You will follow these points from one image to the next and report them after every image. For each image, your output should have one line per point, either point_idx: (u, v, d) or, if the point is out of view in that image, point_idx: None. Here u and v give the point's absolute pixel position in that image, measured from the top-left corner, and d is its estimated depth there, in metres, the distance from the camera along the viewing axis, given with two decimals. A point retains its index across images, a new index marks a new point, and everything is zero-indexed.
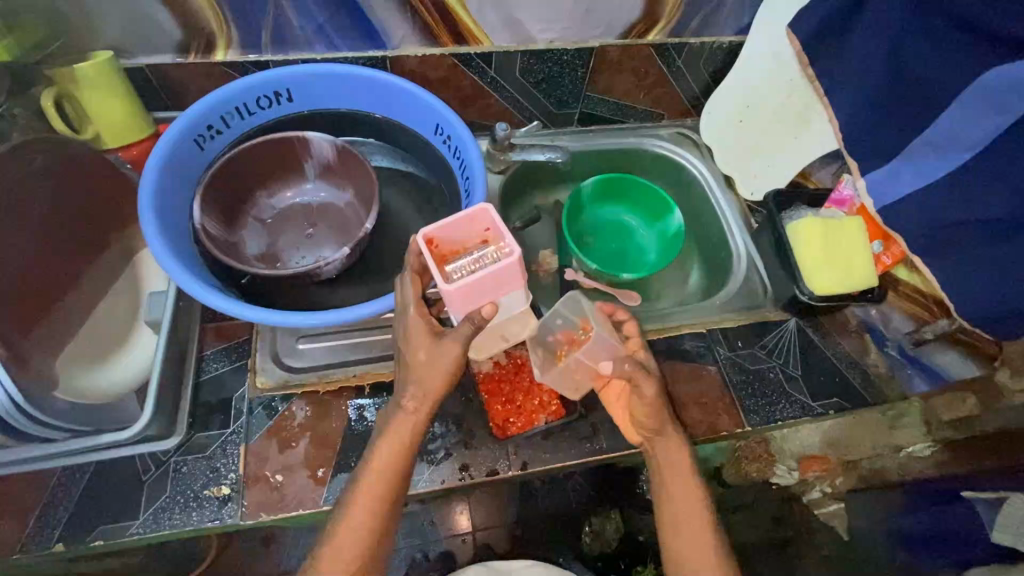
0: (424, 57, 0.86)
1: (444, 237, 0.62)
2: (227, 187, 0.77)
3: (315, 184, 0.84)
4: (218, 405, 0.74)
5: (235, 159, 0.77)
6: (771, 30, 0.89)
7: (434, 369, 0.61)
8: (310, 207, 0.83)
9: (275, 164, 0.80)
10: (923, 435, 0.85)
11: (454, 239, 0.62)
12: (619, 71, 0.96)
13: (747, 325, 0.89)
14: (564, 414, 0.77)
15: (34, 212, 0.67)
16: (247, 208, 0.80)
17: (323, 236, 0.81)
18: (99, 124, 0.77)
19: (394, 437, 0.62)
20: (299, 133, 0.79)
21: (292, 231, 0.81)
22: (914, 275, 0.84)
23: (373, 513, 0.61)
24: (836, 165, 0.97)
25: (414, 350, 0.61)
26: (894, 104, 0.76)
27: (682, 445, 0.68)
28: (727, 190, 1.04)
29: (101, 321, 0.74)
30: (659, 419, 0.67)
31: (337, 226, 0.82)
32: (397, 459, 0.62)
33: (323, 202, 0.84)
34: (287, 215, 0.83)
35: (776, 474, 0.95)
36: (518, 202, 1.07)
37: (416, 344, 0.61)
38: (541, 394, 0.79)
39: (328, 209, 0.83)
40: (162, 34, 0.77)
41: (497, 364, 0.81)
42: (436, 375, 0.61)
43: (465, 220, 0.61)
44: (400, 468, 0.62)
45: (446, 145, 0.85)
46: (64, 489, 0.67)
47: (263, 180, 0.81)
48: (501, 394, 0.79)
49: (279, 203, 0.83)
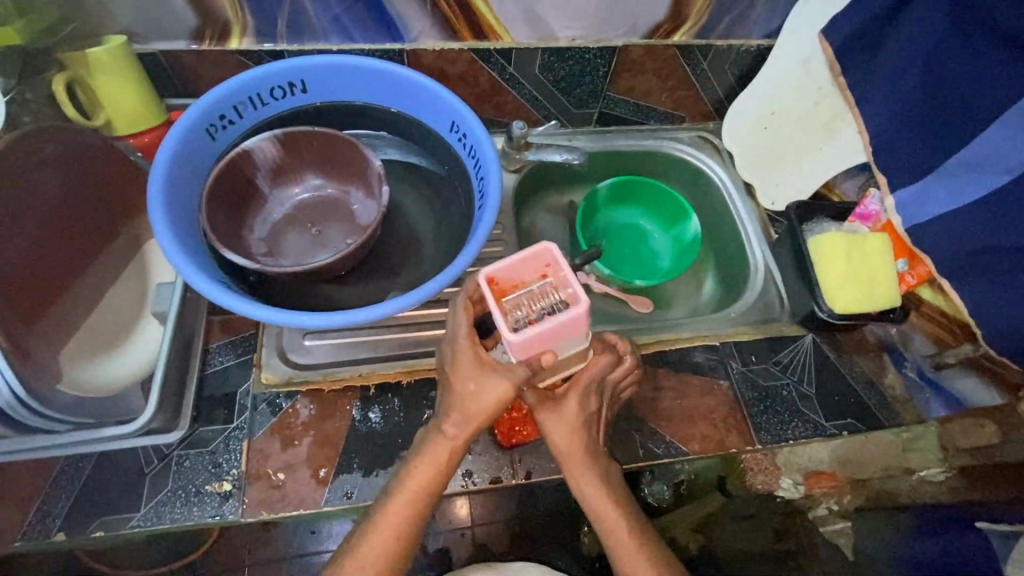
0: (442, 51, 0.84)
1: (505, 275, 0.59)
2: (220, 228, 0.74)
3: (322, 180, 0.82)
4: (222, 399, 0.74)
5: (212, 195, 0.73)
6: (802, 34, 0.87)
7: (481, 401, 0.60)
8: (315, 205, 0.81)
9: (237, 190, 0.77)
10: (939, 460, 0.83)
11: (517, 277, 0.60)
12: (641, 71, 0.93)
13: (762, 341, 0.86)
14: None
15: (40, 199, 0.65)
16: (242, 233, 0.77)
17: (328, 225, 0.80)
18: (110, 111, 0.76)
19: (432, 459, 0.62)
20: (236, 150, 0.75)
21: (298, 229, 0.80)
22: (939, 296, 0.82)
23: (404, 529, 0.61)
24: (862, 178, 0.93)
25: (462, 379, 0.61)
26: (927, 121, 0.73)
27: (596, 478, 0.65)
28: (748, 199, 1.01)
29: (107, 311, 0.73)
30: (573, 447, 0.65)
31: (337, 210, 0.81)
32: (435, 477, 0.62)
33: (329, 200, 0.82)
34: (291, 213, 0.81)
35: (781, 487, 0.93)
36: (532, 202, 1.05)
37: (465, 375, 0.61)
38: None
39: (333, 207, 0.81)
40: (177, 20, 0.75)
41: None
42: (479, 405, 0.60)
43: (528, 257, 0.58)
44: (437, 485, 0.62)
45: (462, 144, 0.82)
46: (67, 478, 0.67)
47: (243, 197, 0.78)
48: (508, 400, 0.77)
49: (283, 199, 0.81)
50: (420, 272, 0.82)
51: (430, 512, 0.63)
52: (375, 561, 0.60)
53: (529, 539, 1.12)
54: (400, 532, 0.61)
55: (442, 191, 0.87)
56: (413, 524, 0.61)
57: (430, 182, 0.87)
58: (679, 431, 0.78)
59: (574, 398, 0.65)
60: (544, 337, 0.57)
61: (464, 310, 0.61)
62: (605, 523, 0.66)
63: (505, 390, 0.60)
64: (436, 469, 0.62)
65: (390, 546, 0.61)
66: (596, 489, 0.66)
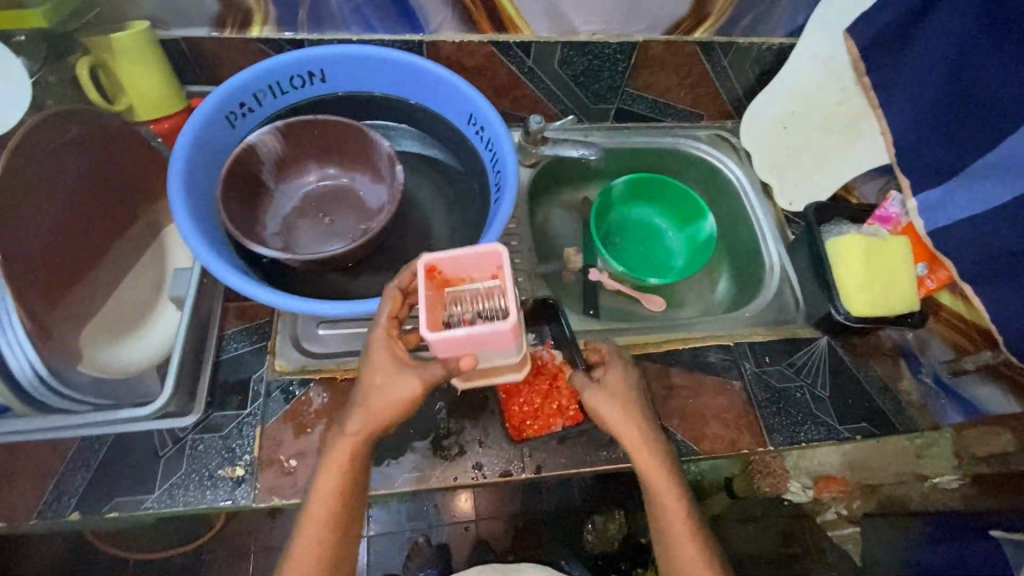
0: (461, 43, 0.84)
1: (450, 266, 0.59)
2: (238, 222, 0.74)
3: (335, 169, 0.82)
4: (236, 385, 0.74)
5: (226, 192, 0.73)
6: (827, 32, 0.86)
7: (386, 398, 0.60)
8: (327, 193, 0.82)
9: (246, 186, 0.76)
10: (952, 467, 0.82)
11: (465, 274, 0.61)
12: (661, 67, 0.92)
13: (777, 342, 0.86)
14: (581, 421, 0.75)
15: (64, 180, 0.66)
16: (258, 228, 0.77)
17: (340, 213, 0.81)
18: (131, 95, 0.76)
19: (336, 461, 0.61)
20: (241, 146, 0.74)
21: (311, 218, 0.80)
22: (958, 300, 0.82)
23: (328, 533, 0.61)
24: (882, 180, 0.93)
25: (373, 371, 0.60)
26: (953, 124, 0.72)
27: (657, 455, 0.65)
28: (765, 199, 0.99)
29: (127, 295, 0.73)
30: (627, 425, 0.65)
31: (348, 199, 0.81)
32: (350, 480, 0.61)
33: (342, 188, 0.82)
34: (304, 202, 0.81)
35: (790, 490, 0.95)
36: (546, 197, 1.05)
37: (378, 367, 0.60)
38: (559, 397, 0.76)
39: (347, 194, 0.82)
40: (200, 7, 0.76)
41: (518, 364, 0.76)
42: (385, 402, 0.60)
43: (478, 255, 0.59)
44: (353, 487, 0.62)
45: (478, 137, 0.82)
46: (81, 458, 0.67)
47: (253, 193, 0.77)
48: (518, 394, 0.76)
49: (296, 187, 0.81)
50: None
51: (358, 502, 0.64)
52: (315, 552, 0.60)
53: (534, 534, 1.12)
54: (329, 523, 0.60)
55: (458, 184, 0.87)
56: (344, 516, 0.61)
57: (445, 174, 0.87)
58: (690, 430, 0.78)
59: (613, 372, 0.68)
60: (466, 342, 0.57)
61: (392, 306, 0.61)
62: (662, 506, 0.65)
63: (414, 390, 0.60)
64: (354, 463, 0.61)
65: (318, 550, 0.60)
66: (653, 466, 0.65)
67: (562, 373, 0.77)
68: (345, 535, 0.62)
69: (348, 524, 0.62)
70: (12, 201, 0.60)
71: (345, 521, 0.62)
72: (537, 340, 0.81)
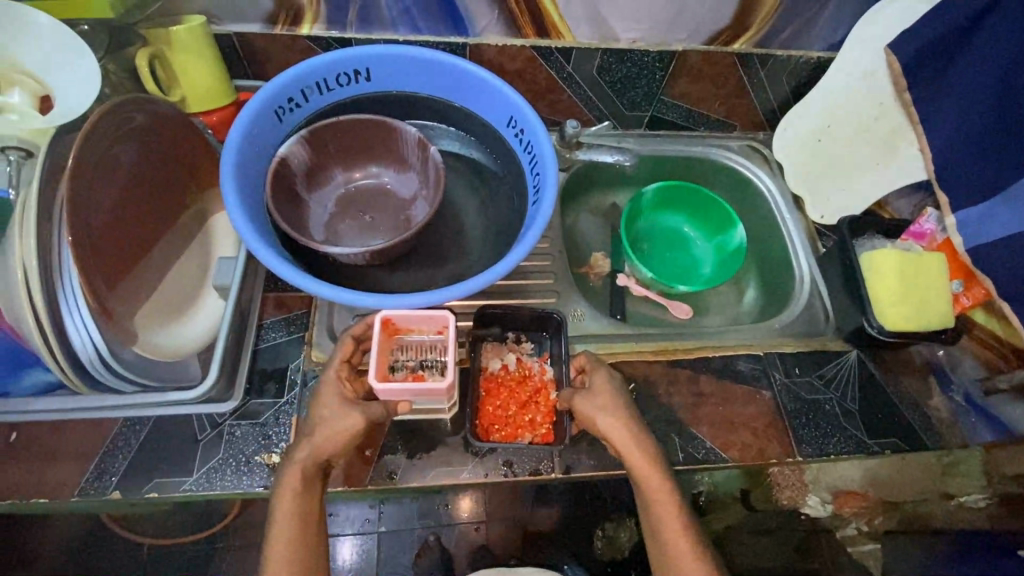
0: (504, 47, 0.86)
1: (401, 320, 0.71)
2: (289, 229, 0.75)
3: (377, 167, 0.84)
4: (273, 373, 0.76)
5: (273, 203, 0.74)
6: (868, 47, 0.87)
7: (331, 429, 0.64)
8: (365, 192, 0.83)
9: (286, 197, 0.77)
10: (981, 486, 0.82)
11: (413, 326, 0.73)
12: (698, 76, 0.93)
13: (806, 353, 0.86)
14: (551, 441, 0.74)
15: (124, 164, 0.67)
16: (306, 235, 0.78)
17: (378, 208, 0.82)
18: (185, 88, 0.78)
19: (286, 490, 0.63)
20: (274, 160, 0.75)
21: (349, 219, 0.81)
22: (994, 320, 0.84)
23: (291, 548, 0.63)
24: (918, 197, 0.94)
25: (322, 406, 0.66)
26: (996, 141, 0.72)
27: (650, 454, 0.68)
28: (796, 210, 0.99)
29: (174, 281, 0.75)
30: (610, 426, 0.68)
31: (384, 194, 0.83)
32: (306, 502, 0.64)
33: (382, 185, 0.84)
34: (340, 204, 0.82)
35: (808, 503, 0.94)
36: (576, 201, 1.05)
37: (326, 402, 0.66)
38: (535, 412, 0.76)
39: (387, 190, 0.83)
40: (255, 4, 0.78)
41: (505, 368, 0.79)
42: (331, 432, 0.64)
43: (427, 315, 0.72)
44: (306, 508, 0.64)
45: (518, 139, 0.83)
46: (124, 439, 0.69)
47: (293, 204, 0.78)
48: (497, 396, 0.77)
49: (328, 190, 0.82)
50: (468, 262, 0.84)
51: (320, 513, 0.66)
52: (280, 555, 0.63)
53: (543, 537, 1.13)
54: (291, 532, 0.63)
55: (494, 185, 0.88)
56: (307, 522, 0.64)
57: (482, 175, 0.89)
58: (719, 438, 0.78)
59: (597, 376, 0.73)
60: (407, 393, 0.68)
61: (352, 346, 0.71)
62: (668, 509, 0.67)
63: (358, 425, 0.65)
64: (314, 476, 0.65)
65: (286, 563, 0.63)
66: (639, 468, 0.68)
67: (546, 390, 0.77)
68: (309, 541, 0.64)
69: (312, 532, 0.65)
70: (84, 176, 0.60)
71: (310, 527, 0.64)
72: (535, 351, 0.82)
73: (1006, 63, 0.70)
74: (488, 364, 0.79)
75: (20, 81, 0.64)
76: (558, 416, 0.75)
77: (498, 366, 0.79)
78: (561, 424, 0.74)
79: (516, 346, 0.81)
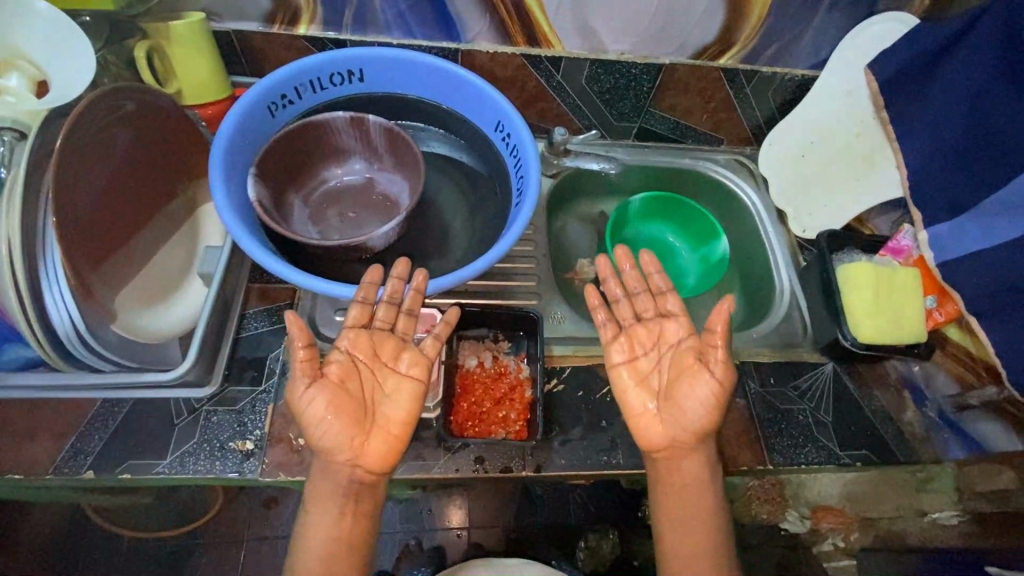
0: (495, 54, 0.88)
1: None
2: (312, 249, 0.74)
3: (326, 171, 0.84)
4: (252, 362, 0.77)
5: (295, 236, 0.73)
6: (849, 68, 0.90)
7: (312, 415, 0.63)
8: (345, 194, 0.84)
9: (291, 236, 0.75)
10: (952, 502, 0.83)
11: None
12: (685, 90, 0.95)
13: (783, 363, 0.87)
14: (525, 438, 0.75)
15: (117, 150, 0.69)
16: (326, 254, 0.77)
17: (353, 202, 0.84)
18: (182, 81, 0.80)
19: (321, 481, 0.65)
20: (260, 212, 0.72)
21: (333, 228, 0.82)
22: (966, 335, 0.84)
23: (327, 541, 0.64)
24: (895, 214, 0.97)
25: (311, 407, 0.63)
26: (970, 158, 0.75)
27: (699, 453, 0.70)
28: (778, 224, 1.01)
29: (159, 267, 0.76)
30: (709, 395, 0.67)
31: (351, 193, 0.85)
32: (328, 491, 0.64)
33: (341, 183, 0.85)
34: (317, 216, 0.82)
35: (787, 520, 0.93)
36: (565, 208, 1.07)
37: (309, 400, 0.63)
38: (509, 409, 0.78)
39: (351, 183, 0.85)
40: (253, 3, 0.80)
41: (481, 366, 0.82)
42: (315, 424, 0.63)
43: None
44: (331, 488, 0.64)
45: (505, 143, 0.85)
46: (101, 419, 0.70)
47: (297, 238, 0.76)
48: (472, 394, 0.80)
49: (300, 216, 0.81)
50: (450, 262, 0.85)
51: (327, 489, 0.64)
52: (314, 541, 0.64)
53: (526, 544, 1.11)
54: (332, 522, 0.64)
55: (481, 187, 0.90)
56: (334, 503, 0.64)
57: (469, 177, 0.91)
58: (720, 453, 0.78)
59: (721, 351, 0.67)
60: None
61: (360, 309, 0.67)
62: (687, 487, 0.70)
63: (317, 400, 0.63)
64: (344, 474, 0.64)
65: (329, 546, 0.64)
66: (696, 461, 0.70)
67: (521, 388, 0.79)
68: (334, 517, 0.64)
69: (315, 507, 0.65)
70: (72, 159, 0.62)
71: (314, 499, 0.65)
72: (512, 350, 0.84)
73: (980, 83, 0.72)
74: (465, 363, 0.82)
75: (20, 66, 0.66)
76: (531, 413, 0.77)
77: (474, 364, 0.81)
78: (534, 421, 0.76)
79: (493, 345, 0.84)
